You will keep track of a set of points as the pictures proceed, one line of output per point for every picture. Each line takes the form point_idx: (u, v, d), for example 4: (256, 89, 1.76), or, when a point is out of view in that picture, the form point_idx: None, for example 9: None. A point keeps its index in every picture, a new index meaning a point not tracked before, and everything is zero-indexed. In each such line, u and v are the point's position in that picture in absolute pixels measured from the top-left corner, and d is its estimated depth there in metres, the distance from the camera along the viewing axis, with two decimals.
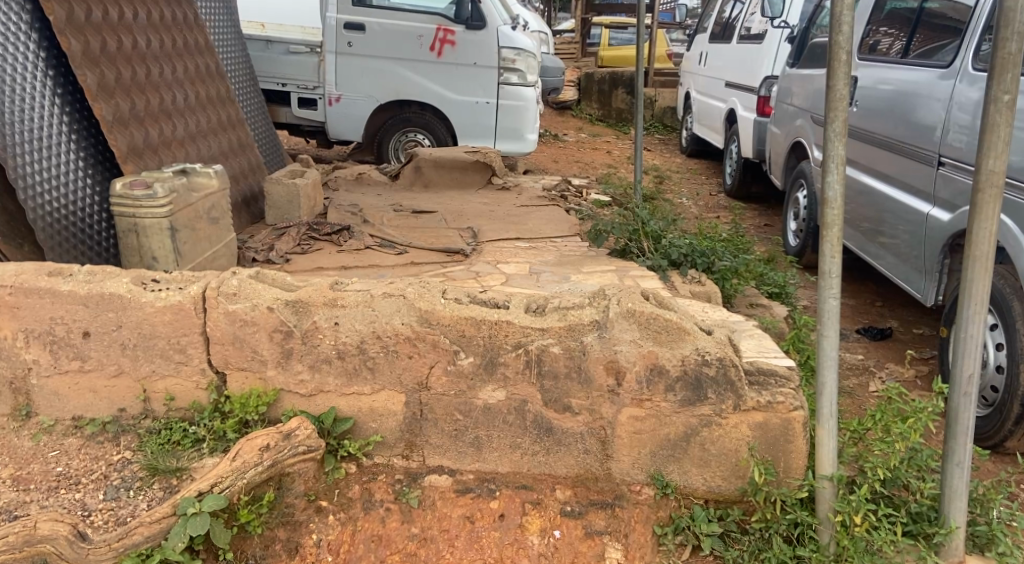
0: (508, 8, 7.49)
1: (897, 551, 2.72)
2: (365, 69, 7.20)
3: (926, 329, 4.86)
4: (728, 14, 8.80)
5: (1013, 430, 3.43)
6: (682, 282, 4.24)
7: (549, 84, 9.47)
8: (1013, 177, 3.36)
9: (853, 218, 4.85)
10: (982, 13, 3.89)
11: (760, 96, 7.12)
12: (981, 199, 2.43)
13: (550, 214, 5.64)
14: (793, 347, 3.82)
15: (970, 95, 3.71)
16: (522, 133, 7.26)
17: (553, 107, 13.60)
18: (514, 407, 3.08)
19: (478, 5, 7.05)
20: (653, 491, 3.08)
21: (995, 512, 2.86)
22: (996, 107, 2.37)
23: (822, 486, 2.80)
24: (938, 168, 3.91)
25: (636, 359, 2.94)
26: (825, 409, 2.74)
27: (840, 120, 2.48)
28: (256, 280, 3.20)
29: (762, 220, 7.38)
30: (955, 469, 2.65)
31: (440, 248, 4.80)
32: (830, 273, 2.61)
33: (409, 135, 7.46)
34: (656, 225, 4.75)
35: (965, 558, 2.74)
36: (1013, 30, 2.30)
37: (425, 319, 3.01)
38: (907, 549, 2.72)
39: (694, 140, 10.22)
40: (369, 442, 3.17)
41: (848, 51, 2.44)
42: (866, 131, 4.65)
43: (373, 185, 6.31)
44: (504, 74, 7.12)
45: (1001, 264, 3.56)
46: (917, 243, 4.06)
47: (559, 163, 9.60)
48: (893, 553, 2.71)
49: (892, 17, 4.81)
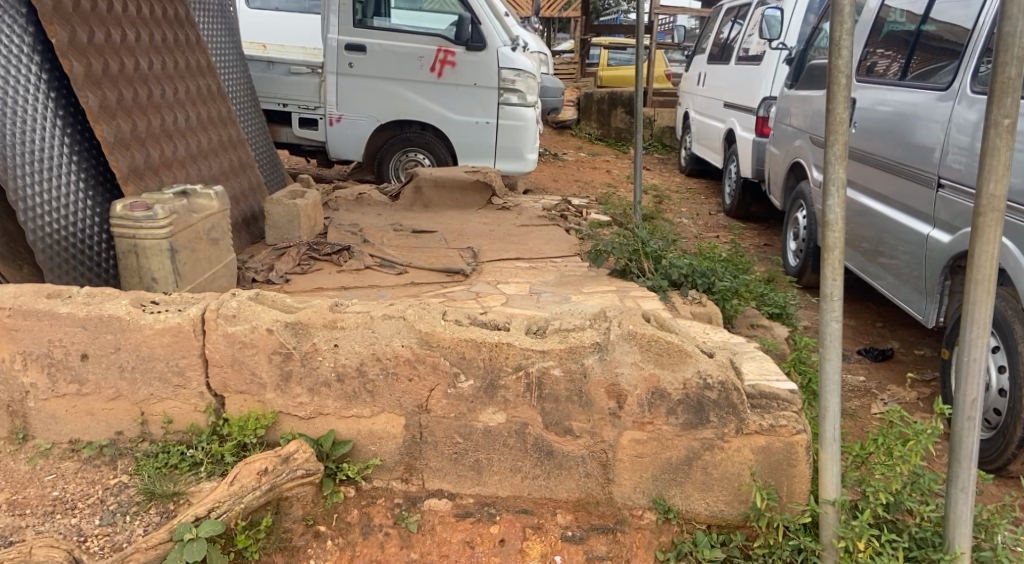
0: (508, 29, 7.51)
1: None
2: (366, 89, 7.21)
3: (928, 351, 4.84)
4: (726, 34, 8.84)
5: (1016, 453, 3.41)
6: (683, 303, 4.20)
7: (549, 105, 9.49)
8: (1013, 199, 3.37)
9: (853, 238, 4.85)
10: (980, 35, 3.90)
11: (759, 117, 7.13)
12: (982, 222, 2.42)
13: (550, 234, 5.63)
14: (794, 369, 3.81)
15: (969, 117, 3.71)
16: (522, 153, 7.29)
17: (553, 126, 13.64)
18: (515, 431, 3.06)
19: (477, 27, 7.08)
20: (655, 516, 3.06)
21: (999, 537, 2.82)
22: (995, 131, 2.37)
23: (825, 512, 2.77)
24: (938, 190, 3.90)
25: (637, 383, 2.92)
26: (829, 432, 2.72)
27: (840, 143, 2.48)
28: (256, 302, 3.18)
29: (762, 240, 7.37)
30: (959, 494, 2.63)
31: (440, 268, 4.79)
32: (832, 296, 2.60)
33: (410, 155, 7.47)
34: (656, 245, 4.73)
35: None
36: (1012, 56, 2.30)
37: (425, 341, 3.00)
38: None
39: (690, 160, 10.30)
40: (368, 465, 3.14)
41: (848, 75, 2.43)
42: (866, 152, 4.64)
43: (372, 205, 6.30)
44: (504, 94, 7.15)
45: (1003, 287, 3.54)
46: (918, 264, 4.05)
47: (558, 183, 9.62)
48: None
49: (891, 39, 4.83)
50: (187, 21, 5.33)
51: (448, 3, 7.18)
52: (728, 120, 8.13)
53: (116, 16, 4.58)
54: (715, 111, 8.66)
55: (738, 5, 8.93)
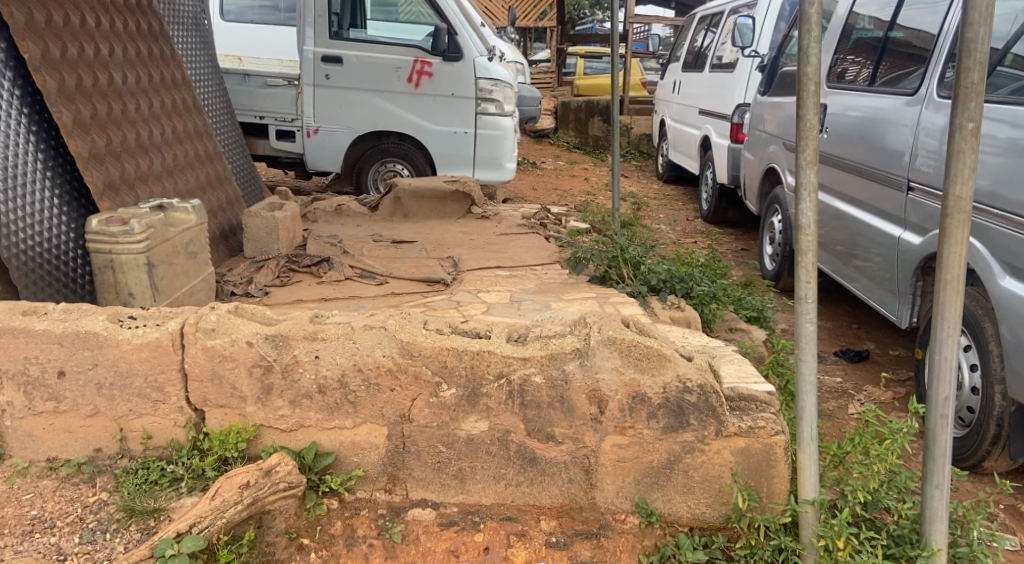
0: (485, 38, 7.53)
1: None
2: (342, 101, 7.21)
3: (902, 351, 4.92)
4: (699, 43, 8.97)
5: (991, 450, 3.47)
6: (662, 308, 4.20)
7: (526, 114, 9.52)
8: (982, 201, 3.45)
9: (827, 242, 4.92)
10: (945, 42, 3.99)
11: (735, 123, 7.21)
12: (950, 223, 2.48)
13: (530, 242, 5.65)
14: (772, 371, 3.86)
15: (936, 121, 3.78)
16: (501, 162, 7.31)
17: (531, 135, 13.71)
18: (497, 438, 3.07)
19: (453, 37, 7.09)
20: (638, 519, 3.07)
21: (975, 533, 2.87)
22: (961, 134, 2.43)
23: (805, 511, 2.82)
24: (908, 193, 3.97)
25: (618, 388, 2.96)
26: (806, 433, 2.76)
27: (812, 149, 2.53)
28: (236, 315, 3.17)
29: (739, 244, 7.46)
30: (935, 491, 2.67)
31: (420, 278, 4.79)
32: (807, 298, 2.66)
33: (387, 166, 7.47)
34: (635, 251, 4.74)
35: None
36: (975, 61, 2.36)
37: (407, 350, 3.01)
38: None
39: (668, 168, 10.41)
40: (351, 476, 3.13)
41: (818, 81, 2.49)
42: (838, 157, 4.72)
43: (352, 217, 6.28)
44: (482, 104, 7.16)
45: (972, 287, 3.61)
46: (891, 266, 4.12)
47: (537, 191, 9.66)
48: None
49: (859, 46, 4.93)
50: (161, 35, 5.30)
51: (423, 14, 7.21)
52: (703, 127, 8.21)
53: (89, 30, 4.55)
54: (690, 119, 8.75)
55: (710, 15, 9.05)
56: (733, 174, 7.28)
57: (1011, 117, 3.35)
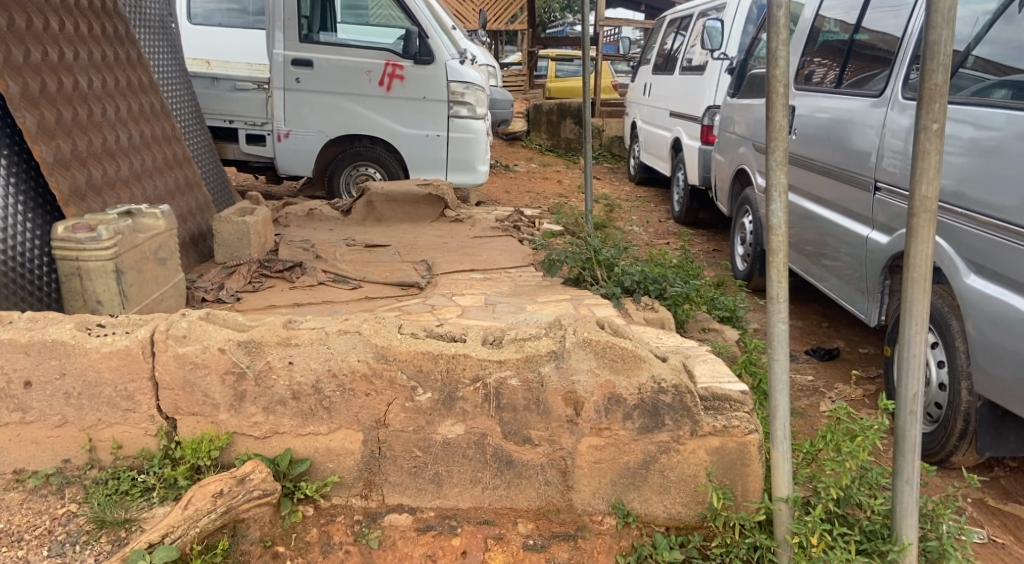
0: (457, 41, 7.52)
1: None
2: (313, 104, 7.16)
3: (871, 349, 4.99)
4: (669, 45, 9.04)
5: (958, 445, 3.53)
6: (636, 309, 4.22)
7: (499, 116, 9.51)
8: (948, 201, 3.52)
9: (797, 242, 4.98)
10: (909, 44, 4.05)
11: (705, 125, 7.27)
12: (917, 222, 2.52)
13: (504, 245, 5.65)
14: (745, 370, 3.91)
15: (902, 122, 3.84)
16: (474, 165, 7.29)
17: (503, 138, 13.72)
18: (474, 441, 3.06)
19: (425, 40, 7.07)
20: (615, 520, 3.08)
21: (944, 527, 2.92)
22: (926, 135, 2.47)
23: (779, 509, 2.84)
24: (875, 193, 4.03)
25: (593, 389, 2.97)
26: (779, 432, 2.79)
27: (781, 150, 2.56)
28: (207, 322, 3.14)
29: (711, 245, 7.52)
30: (906, 486, 2.71)
31: (394, 282, 4.76)
32: (779, 297, 2.68)
33: (359, 169, 7.43)
34: (608, 253, 4.76)
35: None
36: (938, 63, 2.40)
37: (381, 354, 3.00)
38: None
39: (640, 169, 10.46)
40: (326, 483, 3.10)
41: (786, 83, 2.52)
42: (807, 158, 4.78)
43: (324, 221, 6.23)
44: (454, 107, 7.14)
45: (939, 285, 3.67)
46: (860, 265, 4.18)
47: (510, 194, 9.67)
48: None
49: (826, 48, 5.00)
50: (128, 38, 5.22)
51: (394, 17, 7.19)
52: (674, 129, 8.28)
53: (52, 33, 4.47)
54: (661, 120, 8.82)
55: (679, 18, 9.13)
56: (704, 176, 7.34)
57: (973, 117, 3.42)
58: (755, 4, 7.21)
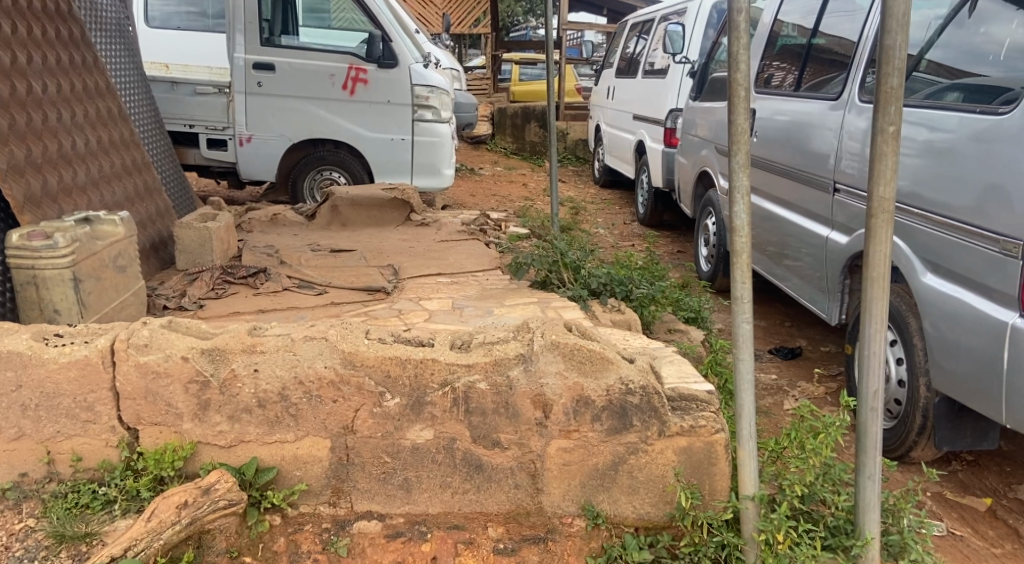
0: (421, 45, 7.49)
1: None
2: (275, 108, 7.07)
3: (832, 347, 5.08)
4: (632, 49, 9.12)
5: (917, 440, 3.60)
6: (603, 311, 4.25)
7: (464, 119, 9.48)
8: (905, 202, 3.60)
9: (759, 243, 5.05)
10: (865, 48, 4.13)
11: (668, 128, 7.35)
12: (875, 222, 2.57)
13: (471, 248, 5.64)
14: (711, 370, 4.00)
15: (859, 124, 3.91)
16: (439, 169, 7.26)
17: (468, 141, 13.63)
18: (443, 446, 3.05)
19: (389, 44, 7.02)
20: (584, 522, 3.09)
21: (906, 521, 2.98)
22: (883, 137, 2.52)
23: (746, 507, 2.87)
24: (834, 194, 4.10)
25: (562, 392, 2.98)
26: (745, 431, 2.82)
27: (743, 153, 2.60)
28: (169, 330, 3.08)
29: (676, 247, 7.59)
30: (868, 482, 2.76)
31: (361, 287, 4.72)
32: (743, 298, 2.71)
33: (324, 174, 7.36)
34: (575, 255, 4.78)
35: None
36: (893, 66, 2.45)
37: (349, 361, 2.97)
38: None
39: (605, 172, 10.51)
40: (293, 491, 3.07)
41: (747, 87, 2.55)
42: (768, 160, 4.85)
43: (288, 226, 6.16)
44: (419, 111, 7.11)
45: (897, 284, 3.75)
46: (820, 265, 4.24)
47: (476, 197, 9.67)
48: None
49: (785, 52, 5.08)
50: (83, 41, 5.09)
51: (358, 21, 7.15)
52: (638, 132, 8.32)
53: (4, 37, 4.35)
54: (624, 123, 8.89)
55: (641, 22, 9.20)
56: (668, 178, 7.41)
57: (927, 120, 3.50)
58: (716, 8, 7.30)
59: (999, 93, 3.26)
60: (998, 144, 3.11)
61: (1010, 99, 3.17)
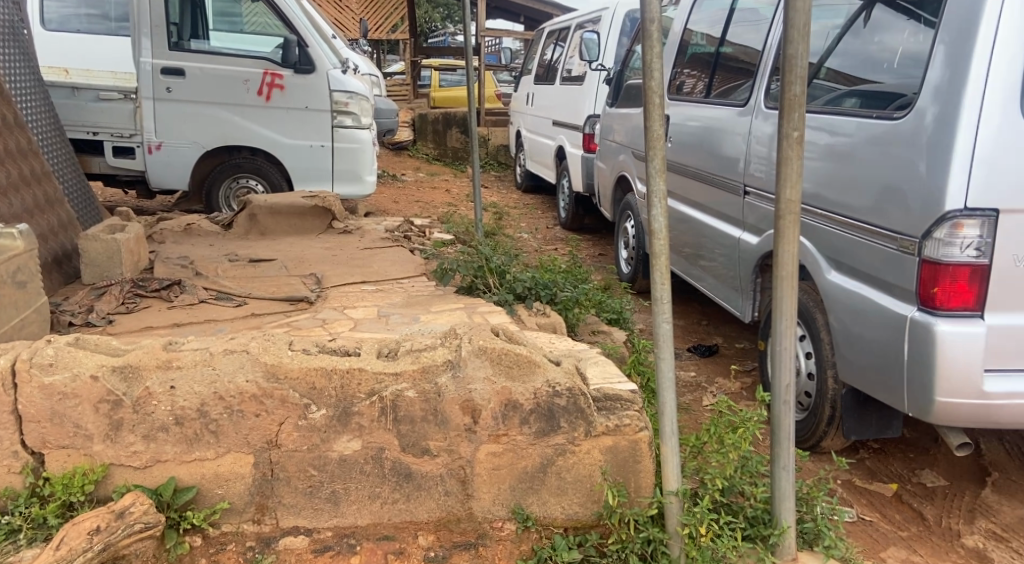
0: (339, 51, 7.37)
1: (739, 556, 2.89)
2: (186, 115, 6.82)
3: (746, 344, 5.26)
4: (549, 56, 9.20)
5: (827, 430, 3.76)
6: (529, 315, 4.27)
7: (385, 126, 9.48)
8: (809, 203, 3.78)
9: (676, 245, 5.20)
10: (769, 56, 4.29)
11: (587, 133, 7.46)
12: (783, 224, 2.68)
13: (395, 255, 5.58)
14: (635, 370, 4.10)
15: (766, 129, 4.07)
16: (361, 175, 7.12)
17: (389, 147, 13.37)
18: (371, 457, 3.00)
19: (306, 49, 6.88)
20: (515, 525, 3.09)
21: (818, 508, 3.11)
22: (788, 142, 2.62)
23: (670, 502, 2.92)
24: (745, 196, 4.25)
25: (490, 396, 2.98)
26: (667, 427, 2.88)
27: (660, 158, 2.67)
28: (76, 347, 2.98)
29: (597, 250, 7.70)
30: (782, 472, 2.87)
31: (281, 297, 4.60)
32: (662, 299, 2.78)
33: (240, 182, 7.12)
34: (499, 260, 4.80)
35: (798, 555, 2.95)
36: (796, 75, 2.54)
37: (272, 374, 2.91)
38: (747, 553, 2.90)
39: (528, 178, 10.60)
40: (215, 511, 2.95)
41: (662, 94, 2.62)
42: (681, 164, 4.99)
43: (202, 235, 5.93)
44: (338, 117, 6.98)
45: (805, 281, 3.92)
46: (733, 265, 4.40)
47: (399, 203, 9.58)
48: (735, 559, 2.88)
49: (695, 60, 5.24)
50: None
51: (272, 26, 6.99)
52: (557, 138, 8.43)
53: None
54: (544, 129, 8.96)
55: (558, 29, 9.30)
56: (587, 183, 7.52)
57: (828, 125, 3.69)
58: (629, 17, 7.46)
59: (894, 99, 3.43)
60: (893, 148, 3.29)
61: (903, 105, 3.34)
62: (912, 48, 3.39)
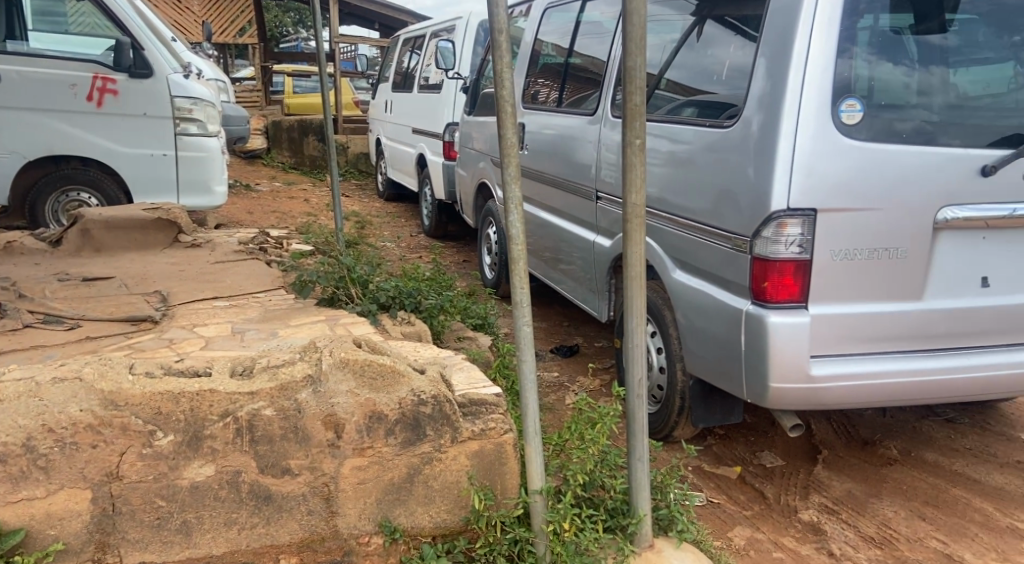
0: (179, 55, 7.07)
1: (600, 547, 2.94)
2: (5, 122, 6.34)
3: (605, 342, 5.39)
4: (405, 64, 9.13)
5: (678, 420, 3.88)
6: (393, 325, 4.20)
7: (237, 134, 9.06)
8: (654, 207, 3.89)
9: (536, 250, 5.26)
10: (613, 68, 4.39)
11: (447, 141, 7.46)
12: (630, 227, 2.71)
13: (250, 268, 5.40)
14: (499, 374, 4.12)
15: (613, 138, 4.16)
16: (208, 186, 6.82)
17: (242, 156, 12.97)
18: (226, 481, 2.86)
19: (139, 52, 6.55)
20: (382, 539, 3.01)
21: (672, 494, 3.21)
22: (630, 150, 2.66)
23: (533, 500, 2.93)
24: (597, 202, 4.33)
25: (354, 410, 2.91)
26: (530, 427, 2.88)
27: (514, 165, 2.66)
28: None
29: (460, 256, 7.70)
30: (638, 464, 2.93)
31: (121, 318, 4.34)
32: (522, 302, 2.78)
33: (69, 195, 6.68)
34: (362, 270, 4.67)
35: (654, 542, 3.02)
36: (636, 86, 2.58)
37: (110, 401, 2.75)
38: (608, 544, 2.96)
39: (389, 186, 10.44)
40: (48, 553, 2.73)
41: (514, 103, 2.63)
42: (538, 172, 5.06)
43: (26, 254, 5.54)
44: (181, 124, 6.69)
45: (654, 281, 4.04)
46: (589, 267, 4.48)
47: (252, 213, 9.26)
48: (596, 550, 2.91)
49: (546, 70, 5.29)
50: None
51: (100, 26, 6.65)
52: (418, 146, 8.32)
53: None
54: (404, 136, 8.88)
55: (413, 36, 9.24)
56: (450, 190, 7.48)
57: (667, 133, 3.84)
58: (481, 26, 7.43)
59: (724, 109, 3.56)
60: (726, 154, 3.42)
61: (732, 114, 3.48)
62: (737, 60, 3.54)
